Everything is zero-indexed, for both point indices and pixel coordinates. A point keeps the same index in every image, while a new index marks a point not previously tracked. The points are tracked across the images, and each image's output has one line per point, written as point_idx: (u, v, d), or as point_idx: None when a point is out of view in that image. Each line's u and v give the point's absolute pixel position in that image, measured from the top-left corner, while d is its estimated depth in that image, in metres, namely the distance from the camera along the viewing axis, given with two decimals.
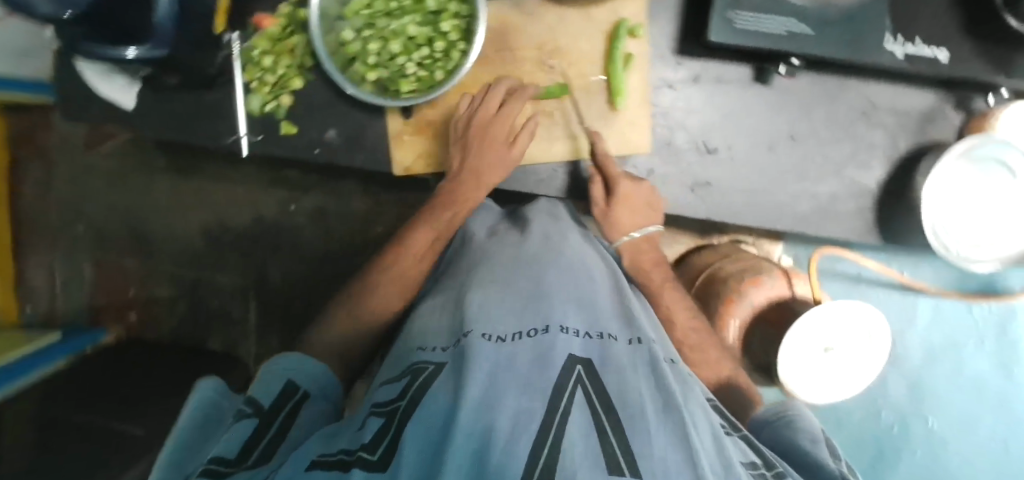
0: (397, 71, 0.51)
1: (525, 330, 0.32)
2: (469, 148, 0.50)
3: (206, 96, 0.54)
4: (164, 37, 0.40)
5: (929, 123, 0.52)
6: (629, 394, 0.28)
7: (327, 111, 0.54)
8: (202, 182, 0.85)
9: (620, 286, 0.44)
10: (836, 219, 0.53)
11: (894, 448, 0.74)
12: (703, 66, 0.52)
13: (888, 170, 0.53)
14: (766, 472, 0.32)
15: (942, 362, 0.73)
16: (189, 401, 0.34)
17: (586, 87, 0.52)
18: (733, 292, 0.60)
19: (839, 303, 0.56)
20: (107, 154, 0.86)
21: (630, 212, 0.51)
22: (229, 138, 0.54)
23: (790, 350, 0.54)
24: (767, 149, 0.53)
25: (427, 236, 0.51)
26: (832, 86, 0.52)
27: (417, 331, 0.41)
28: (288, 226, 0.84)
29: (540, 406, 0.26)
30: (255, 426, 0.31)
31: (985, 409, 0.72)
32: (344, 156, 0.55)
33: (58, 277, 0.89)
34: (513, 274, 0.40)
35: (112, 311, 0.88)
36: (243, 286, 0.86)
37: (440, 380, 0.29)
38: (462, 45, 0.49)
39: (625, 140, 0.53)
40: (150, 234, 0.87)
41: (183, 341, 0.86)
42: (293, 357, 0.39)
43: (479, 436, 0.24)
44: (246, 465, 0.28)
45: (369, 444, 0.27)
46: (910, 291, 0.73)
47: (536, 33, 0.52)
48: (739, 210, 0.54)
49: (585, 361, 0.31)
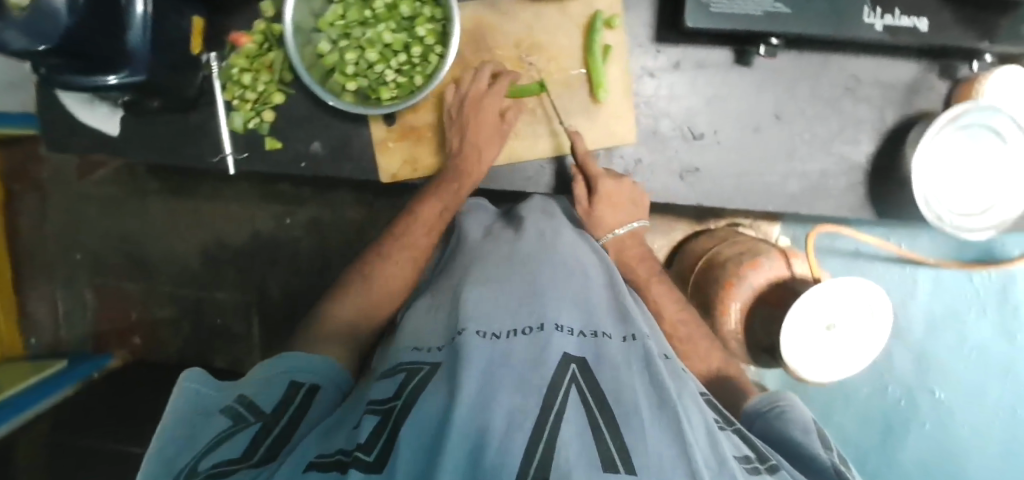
0: (377, 78, 0.56)
1: (521, 328, 0.36)
2: (468, 139, 0.57)
3: (190, 117, 0.61)
4: (141, 64, 0.46)
5: (914, 94, 0.59)
6: (624, 393, 0.31)
7: (309, 123, 0.61)
8: (195, 203, 0.91)
9: (613, 282, 0.48)
10: (828, 194, 0.60)
11: (902, 420, 0.76)
12: (682, 51, 0.58)
13: (879, 142, 0.59)
14: (759, 465, 0.33)
15: (945, 333, 0.76)
16: (172, 399, 0.38)
17: (569, 80, 0.59)
18: (733, 276, 0.66)
19: (838, 281, 0.59)
20: (100, 182, 0.92)
21: (612, 209, 0.57)
22: (213, 157, 0.62)
23: (792, 330, 0.57)
24: (751, 130, 0.59)
25: (435, 206, 0.58)
26: (812, 63, 0.58)
27: (409, 331, 0.44)
28: (283, 239, 0.91)
29: (534, 404, 0.29)
30: (255, 428, 0.35)
31: (992, 377, 0.73)
32: (329, 164, 0.62)
33: (61, 309, 0.96)
34: (507, 274, 0.44)
35: (113, 337, 0.95)
36: (243, 303, 0.92)
37: (435, 382, 0.32)
38: (438, 49, 0.55)
39: (612, 133, 0.59)
40: (148, 258, 0.94)
41: (186, 359, 0.94)
42: (291, 358, 0.43)
43: (477, 436, 0.26)
44: (250, 460, 0.32)
45: (365, 443, 0.28)
46: (909, 263, 0.76)
47: (511, 32, 0.58)
48: (727, 191, 0.60)
49: (579, 360, 0.34)
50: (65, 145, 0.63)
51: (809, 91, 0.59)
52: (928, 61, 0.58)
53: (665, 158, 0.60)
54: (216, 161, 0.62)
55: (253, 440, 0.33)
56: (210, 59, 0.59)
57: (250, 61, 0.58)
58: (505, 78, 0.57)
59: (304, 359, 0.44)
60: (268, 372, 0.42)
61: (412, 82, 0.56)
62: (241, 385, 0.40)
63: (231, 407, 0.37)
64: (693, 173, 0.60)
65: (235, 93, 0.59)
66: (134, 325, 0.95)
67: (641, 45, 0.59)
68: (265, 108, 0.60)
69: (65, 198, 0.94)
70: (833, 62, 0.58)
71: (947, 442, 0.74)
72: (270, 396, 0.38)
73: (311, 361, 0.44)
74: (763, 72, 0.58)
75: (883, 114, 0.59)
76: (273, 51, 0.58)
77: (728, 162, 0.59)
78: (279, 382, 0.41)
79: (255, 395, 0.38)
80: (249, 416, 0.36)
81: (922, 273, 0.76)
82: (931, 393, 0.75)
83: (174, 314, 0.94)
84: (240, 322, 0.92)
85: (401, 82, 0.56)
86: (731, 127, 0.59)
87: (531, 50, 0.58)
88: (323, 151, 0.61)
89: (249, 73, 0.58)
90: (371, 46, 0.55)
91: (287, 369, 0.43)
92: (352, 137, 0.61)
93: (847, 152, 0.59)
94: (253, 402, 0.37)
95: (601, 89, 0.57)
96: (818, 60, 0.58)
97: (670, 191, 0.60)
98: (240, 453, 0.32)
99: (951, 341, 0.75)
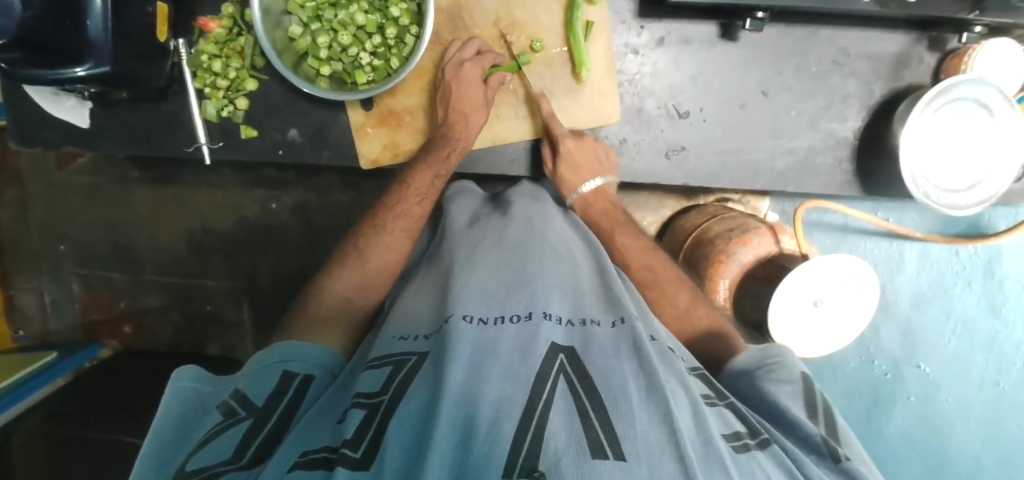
0: (352, 62, 0.66)
1: (510, 317, 0.43)
2: (458, 109, 0.65)
3: (164, 106, 0.71)
4: (105, 57, 0.54)
5: (905, 65, 0.66)
6: (613, 380, 0.37)
7: (285, 112, 0.70)
8: (179, 191, 1.03)
9: (607, 276, 0.54)
10: (814, 167, 0.69)
11: (890, 389, 0.86)
12: (667, 28, 0.66)
13: (866, 117, 0.68)
14: (749, 442, 0.40)
15: (935, 304, 0.84)
16: (165, 395, 0.45)
17: (552, 55, 0.67)
18: (722, 253, 0.73)
19: (827, 258, 0.67)
20: (79, 173, 1.04)
21: (572, 171, 0.66)
22: (187, 147, 0.72)
23: (783, 306, 0.66)
24: (738, 107, 0.68)
25: (428, 175, 0.67)
26: (806, 35, 0.66)
27: (402, 321, 0.51)
28: (270, 221, 1.02)
29: (521, 394, 0.34)
30: (249, 427, 0.41)
31: (976, 349, 0.83)
32: (308, 153, 0.71)
33: (48, 300, 1.09)
34: (492, 262, 0.51)
35: (105, 324, 1.10)
36: (236, 290, 1.06)
37: (419, 382, 0.38)
38: (413, 30, 0.64)
39: (595, 111, 0.68)
40: (136, 247, 1.07)
41: (185, 342, 1.08)
42: (290, 349, 0.51)
43: (464, 422, 0.32)
44: (243, 461, 0.38)
45: (351, 441, 0.35)
46: (896, 238, 0.84)
47: (488, 14, 0.66)
48: (715, 167, 0.69)
49: (568, 351, 0.40)
50: (35, 139, 0.73)
51: (800, 63, 0.66)
52: (918, 34, 0.65)
53: (652, 137, 0.69)
54: (191, 151, 0.72)
55: (242, 440, 0.40)
56: (178, 45, 0.67)
57: (218, 47, 0.67)
58: (487, 54, 0.66)
59: (300, 347, 0.51)
60: (265, 362, 0.49)
61: (388, 64, 0.66)
62: (236, 377, 0.48)
63: (227, 401, 0.45)
64: (679, 152, 0.69)
65: (207, 81, 0.67)
66: (124, 313, 1.09)
67: (624, 22, 0.66)
68: (237, 95, 0.69)
69: (42, 190, 1.06)
70: (823, 34, 0.66)
71: (929, 413, 0.85)
72: (262, 390, 0.45)
73: (301, 346, 0.52)
74: (750, 46, 0.66)
75: (870, 87, 0.67)
76: (241, 36, 0.67)
77: (712, 139, 0.68)
78: (272, 372, 0.48)
79: (247, 388, 0.45)
80: (242, 411, 0.43)
81: (909, 248, 0.84)
82: (915, 366, 0.85)
83: (164, 301, 1.08)
84: (229, 307, 1.06)
85: (377, 65, 0.66)
86: (716, 105, 0.67)
87: (509, 30, 0.66)
88: (301, 138, 0.71)
89: (219, 59, 0.67)
90: (344, 28, 0.64)
91: (282, 358, 0.50)
92: (330, 122, 0.70)
93: (834, 129, 0.68)
94: (246, 398, 0.44)
95: (584, 68, 0.66)
96: (806, 32, 0.65)
97: (656, 169, 0.70)
98: (231, 453, 0.38)
99: (939, 313, 0.84)
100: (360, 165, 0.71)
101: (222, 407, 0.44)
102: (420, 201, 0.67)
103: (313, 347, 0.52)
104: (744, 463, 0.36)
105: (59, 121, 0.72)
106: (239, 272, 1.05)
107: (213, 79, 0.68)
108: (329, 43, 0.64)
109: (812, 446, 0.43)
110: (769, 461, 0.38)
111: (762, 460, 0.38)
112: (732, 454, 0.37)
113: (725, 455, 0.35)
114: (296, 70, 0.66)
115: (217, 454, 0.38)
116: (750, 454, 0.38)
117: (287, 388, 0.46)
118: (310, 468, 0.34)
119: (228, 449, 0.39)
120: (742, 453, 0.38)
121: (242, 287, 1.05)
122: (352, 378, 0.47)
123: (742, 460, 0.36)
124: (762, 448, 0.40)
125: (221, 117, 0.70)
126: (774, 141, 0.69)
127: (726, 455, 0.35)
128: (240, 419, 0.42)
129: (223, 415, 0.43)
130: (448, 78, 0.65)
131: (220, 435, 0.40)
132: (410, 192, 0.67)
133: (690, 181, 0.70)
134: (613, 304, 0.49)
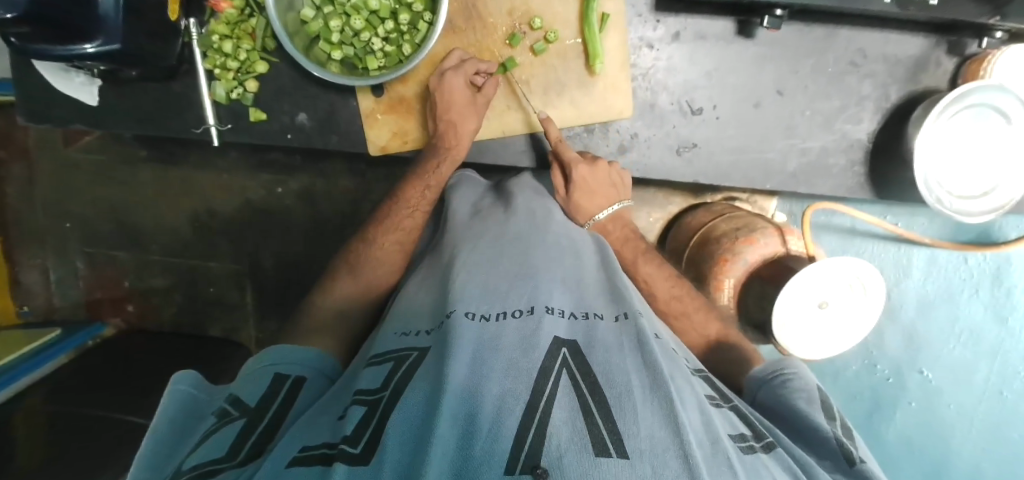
0: (363, 47, 0.65)
1: (512, 311, 0.41)
2: (450, 109, 0.65)
3: (175, 84, 0.70)
4: (115, 34, 0.53)
5: (926, 63, 0.65)
6: (616, 377, 0.35)
7: (295, 94, 0.70)
8: (182, 172, 1.01)
9: (609, 275, 0.53)
10: (826, 165, 0.69)
11: (887, 391, 0.90)
12: (682, 23, 0.66)
13: (881, 120, 0.67)
14: (754, 444, 0.38)
15: (942, 312, 0.87)
16: (162, 402, 0.45)
17: (566, 45, 0.66)
18: (728, 252, 0.73)
19: (835, 261, 0.67)
20: (81, 152, 1.02)
21: (587, 197, 0.65)
22: (196, 128, 0.72)
23: (785, 307, 0.66)
24: (754, 105, 0.67)
25: (419, 190, 0.68)
26: (826, 33, 0.65)
27: (401, 317, 0.49)
28: (273, 203, 1.00)
29: (524, 391, 0.33)
30: (241, 428, 0.41)
31: (983, 354, 0.85)
32: (319, 136, 0.71)
33: (53, 279, 1.08)
34: (493, 255, 0.50)
35: (106, 303, 1.09)
36: (237, 276, 1.05)
37: (418, 377, 0.36)
38: (429, 17, 0.63)
39: (608, 105, 0.67)
40: (137, 228, 1.06)
41: (187, 324, 1.07)
42: (283, 355, 0.50)
43: (468, 415, 0.31)
44: (240, 461, 0.37)
45: (351, 437, 0.33)
46: (904, 243, 0.86)
47: (501, 6, 0.65)
48: (730, 163, 0.69)
49: (572, 345, 0.39)
50: (45, 117, 0.73)
51: (818, 63, 0.66)
52: (938, 37, 0.65)
53: (664, 133, 0.69)
54: (199, 132, 0.72)
55: (238, 437, 0.40)
56: (189, 25, 0.64)
57: (230, 28, 0.66)
58: (469, 62, 0.65)
59: (289, 351, 0.51)
60: (254, 368, 0.48)
61: (400, 50, 0.66)
62: (230, 387, 0.47)
63: (221, 407, 0.44)
64: (691, 149, 0.69)
65: (217, 62, 0.66)
66: (127, 293, 1.08)
67: (640, 15, 0.66)
68: (247, 77, 0.68)
69: (43, 168, 1.04)
70: (842, 35, 0.65)
71: (925, 416, 0.89)
72: (255, 392, 0.45)
73: (289, 351, 0.51)
74: (766, 43, 0.65)
75: (886, 90, 0.66)
76: (253, 17, 0.66)
77: (724, 137, 0.68)
78: (262, 375, 0.47)
79: (240, 391, 0.45)
80: (235, 411, 0.43)
81: (918, 252, 0.86)
82: (918, 372, 0.89)
83: (167, 282, 1.07)
84: (232, 291, 1.05)
85: (388, 51, 0.66)
86: (729, 104, 0.67)
87: (524, 22, 0.65)
88: (310, 123, 0.71)
89: (230, 40, 0.66)
90: (357, 12, 0.63)
91: (270, 362, 0.49)
92: (339, 108, 0.70)
93: (849, 131, 0.68)
94: (239, 399, 0.44)
95: (598, 60, 0.65)
96: (825, 32, 0.65)
97: (667, 165, 0.70)
98: (225, 451, 0.38)
99: (945, 320, 0.87)
100: (368, 152, 0.71)
101: (218, 410, 0.44)
102: (411, 212, 0.67)
103: (306, 351, 0.52)
104: (750, 462, 0.35)
105: (66, 99, 0.72)
106: (241, 257, 1.04)
107: (223, 60, 0.67)
108: (341, 27, 0.64)
109: (828, 451, 0.42)
110: (773, 463, 0.37)
111: (768, 461, 0.37)
112: (738, 453, 0.35)
113: (734, 455, 0.34)
114: (308, 54, 0.66)
115: (212, 452, 0.38)
116: (756, 454, 0.37)
117: (279, 390, 0.46)
118: (306, 465, 0.33)
119: (221, 448, 0.38)
120: (749, 453, 0.36)
121: (246, 271, 1.04)
122: (351, 378, 0.46)
123: (747, 460, 0.35)
124: (767, 451, 0.38)
125: (230, 99, 0.70)
126: (786, 140, 0.68)
127: (733, 454, 0.34)
128: (233, 419, 0.42)
129: (218, 418, 0.43)
130: (433, 88, 0.65)
131: (214, 435, 0.40)
132: (402, 206, 0.68)
133: (700, 179, 0.70)
134: (616, 299, 0.48)
